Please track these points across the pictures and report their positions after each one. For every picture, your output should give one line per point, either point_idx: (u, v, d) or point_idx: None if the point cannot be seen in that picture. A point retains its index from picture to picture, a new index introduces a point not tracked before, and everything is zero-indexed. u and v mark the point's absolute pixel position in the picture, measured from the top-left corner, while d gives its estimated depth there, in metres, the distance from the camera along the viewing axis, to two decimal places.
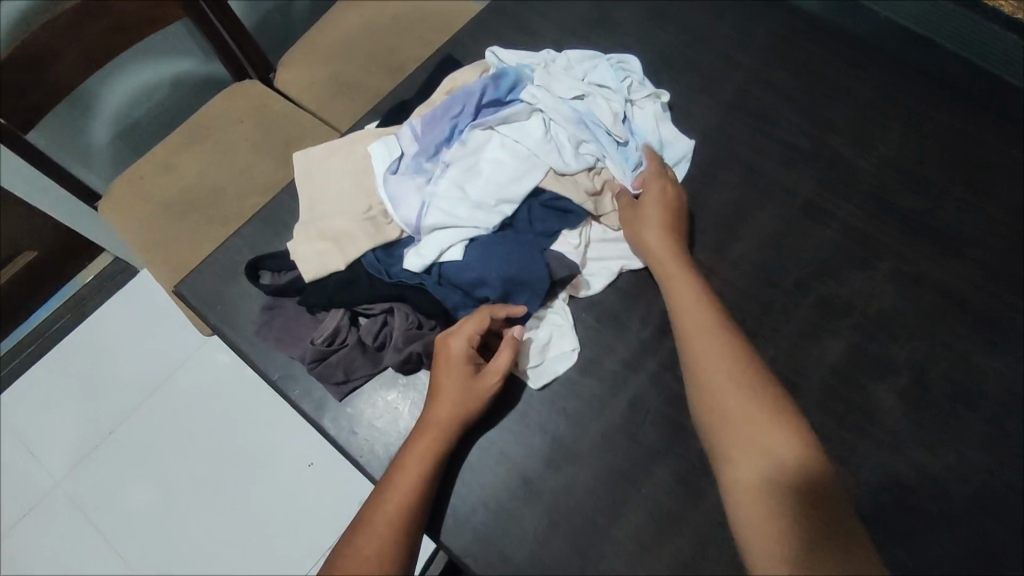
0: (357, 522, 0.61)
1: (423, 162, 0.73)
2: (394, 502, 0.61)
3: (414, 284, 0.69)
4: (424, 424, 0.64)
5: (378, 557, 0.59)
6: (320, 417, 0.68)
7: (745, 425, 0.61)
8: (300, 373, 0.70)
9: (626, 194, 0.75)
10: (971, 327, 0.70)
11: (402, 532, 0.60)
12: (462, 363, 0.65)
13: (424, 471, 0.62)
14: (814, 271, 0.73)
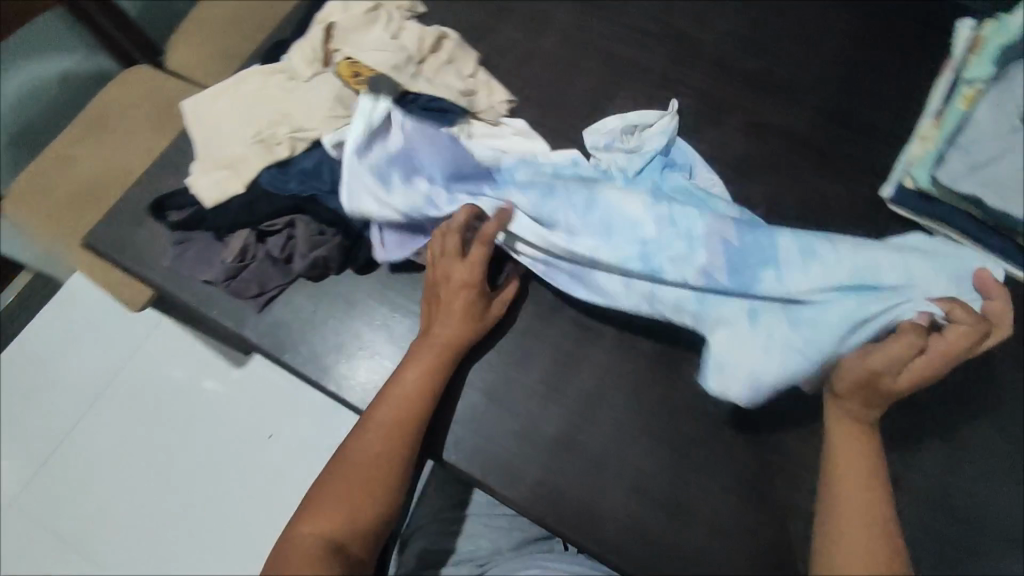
0: (361, 419, 0.67)
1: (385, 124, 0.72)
2: (397, 405, 0.66)
3: (311, 194, 0.74)
4: (428, 340, 0.69)
5: (379, 451, 0.64)
6: (241, 327, 0.74)
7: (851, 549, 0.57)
8: (217, 295, 0.75)
9: (901, 354, 0.59)
10: (807, 162, 0.81)
11: (404, 432, 0.65)
12: (466, 284, 0.68)
13: (426, 382, 0.67)
14: (674, 134, 0.83)
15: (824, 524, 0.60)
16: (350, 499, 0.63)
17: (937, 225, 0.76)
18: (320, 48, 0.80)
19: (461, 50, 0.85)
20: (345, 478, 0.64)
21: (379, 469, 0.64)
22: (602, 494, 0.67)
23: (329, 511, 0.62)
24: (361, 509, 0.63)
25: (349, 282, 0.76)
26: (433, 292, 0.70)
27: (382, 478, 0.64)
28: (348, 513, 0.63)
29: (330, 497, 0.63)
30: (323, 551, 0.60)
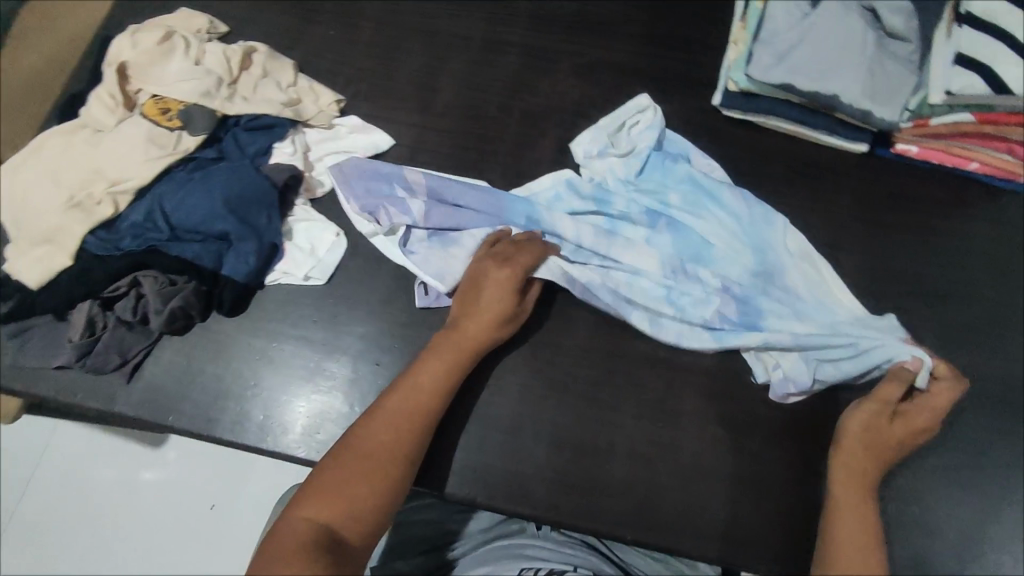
0: (374, 409, 0.62)
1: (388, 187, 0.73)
2: (415, 399, 0.62)
3: (149, 246, 0.69)
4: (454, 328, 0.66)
5: (394, 444, 0.59)
6: (113, 404, 0.68)
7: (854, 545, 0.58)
8: (78, 378, 0.69)
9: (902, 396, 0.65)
10: (640, 90, 0.84)
11: (417, 427, 0.61)
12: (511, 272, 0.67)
13: (449, 381, 0.64)
14: (510, 94, 0.84)
15: (824, 556, 0.58)
16: (354, 486, 0.56)
17: (766, 117, 0.80)
18: (119, 92, 0.74)
19: (275, 59, 0.81)
20: (353, 463, 0.57)
21: (388, 463, 0.58)
22: (522, 459, 0.67)
23: (330, 501, 0.55)
24: (361, 502, 0.56)
25: (218, 326, 0.72)
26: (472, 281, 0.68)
27: (394, 472, 0.58)
28: (352, 501, 0.55)
29: (330, 486, 0.56)
30: (321, 542, 0.52)
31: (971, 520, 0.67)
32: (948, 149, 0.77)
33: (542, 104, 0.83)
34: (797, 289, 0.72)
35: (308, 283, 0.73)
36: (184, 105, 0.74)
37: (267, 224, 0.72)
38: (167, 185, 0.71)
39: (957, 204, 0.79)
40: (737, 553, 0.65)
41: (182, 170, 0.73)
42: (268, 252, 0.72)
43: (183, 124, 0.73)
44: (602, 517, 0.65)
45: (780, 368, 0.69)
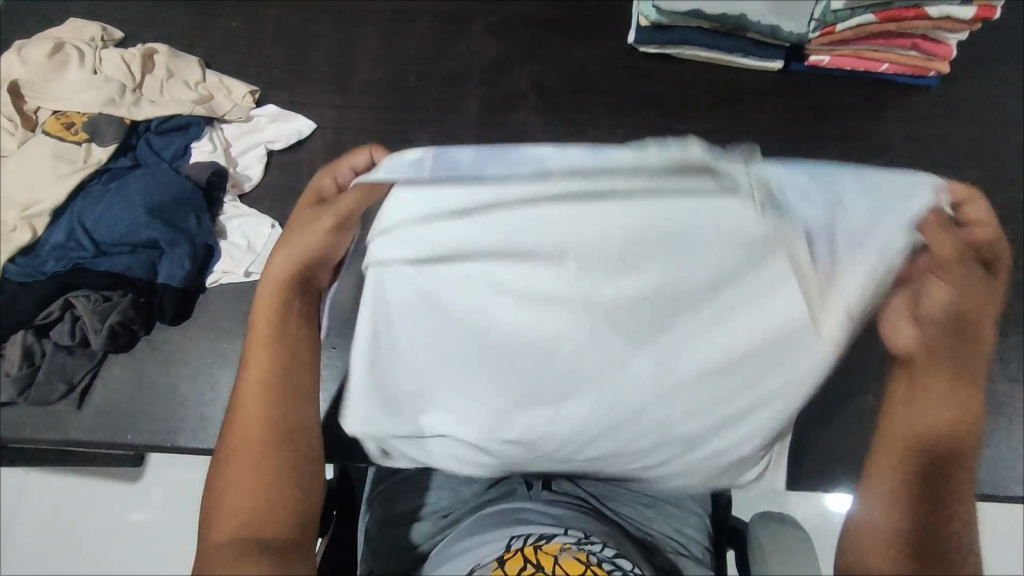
0: (229, 412, 0.55)
1: None
2: (261, 372, 0.55)
3: (75, 266, 0.67)
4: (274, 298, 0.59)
5: (257, 433, 0.52)
6: (67, 433, 0.66)
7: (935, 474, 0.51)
8: (25, 413, 0.67)
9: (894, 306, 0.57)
10: (556, 39, 0.84)
11: (269, 404, 0.54)
12: (314, 205, 0.65)
13: (281, 343, 0.57)
14: (427, 60, 0.83)
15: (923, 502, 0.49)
16: (250, 489, 0.50)
17: (682, 48, 0.80)
18: (16, 113, 0.71)
19: (177, 58, 0.78)
20: (233, 475, 0.51)
21: (269, 448, 0.52)
22: None
23: (241, 509, 0.49)
24: (264, 501, 0.50)
25: (163, 336, 0.69)
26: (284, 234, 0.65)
27: (283, 452, 0.52)
28: (249, 506, 0.49)
29: (226, 501, 0.50)
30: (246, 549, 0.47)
31: None
32: (859, 54, 0.79)
33: (460, 66, 0.82)
34: (769, 320, 0.52)
35: (251, 278, 0.71)
36: (88, 116, 0.71)
37: (197, 225, 0.70)
38: (84, 201, 0.69)
39: (874, 106, 0.81)
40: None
41: (96, 184, 0.70)
42: (203, 253, 0.70)
43: (91, 136, 0.70)
44: None
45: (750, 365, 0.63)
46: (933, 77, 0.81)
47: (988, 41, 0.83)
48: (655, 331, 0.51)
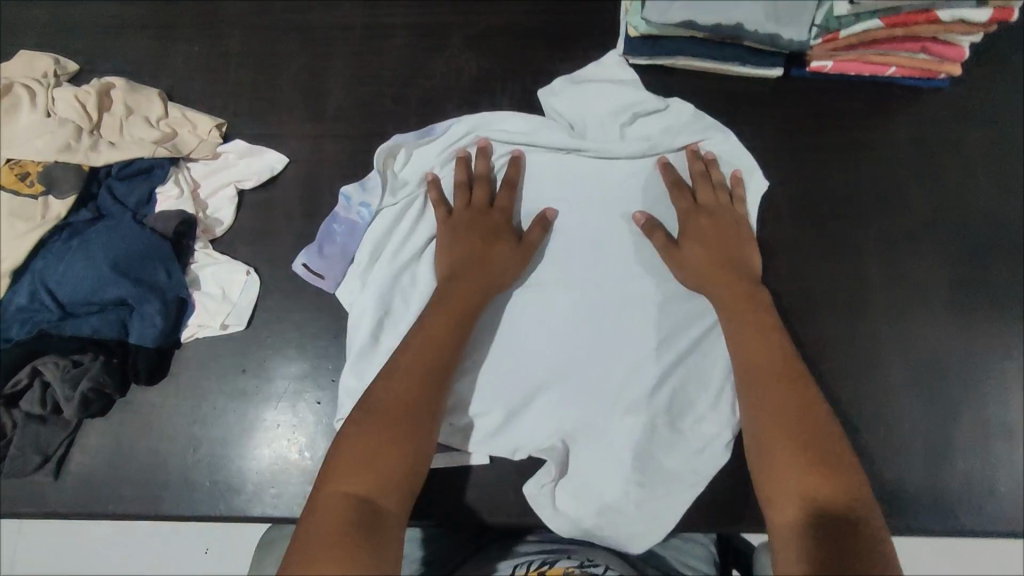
0: (384, 371, 0.58)
1: (421, 138, 0.71)
2: (441, 343, 0.59)
3: (41, 330, 0.63)
4: (450, 283, 0.64)
5: (410, 405, 0.55)
6: (46, 504, 0.64)
7: (771, 398, 0.56)
8: (1, 483, 0.64)
9: (714, 231, 0.66)
10: (541, 51, 0.79)
11: (435, 389, 0.57)
12: (481, 193, 0.69)
13: (461, 326, 0.61)
14: (403, 81, 0.77)
15: (761, 441, 0.55)
16: (382, 461, 0.51)
17: (673, 58, 0.75)
18: None
19: (136, 92, 0.73)
20: (370, 436, 0.52)
21: (416, 420, 0.54)
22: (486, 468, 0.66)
23: (369, 469, 0.51)
24: (395, 467, 0.52)
25: (141, 398, 0.67)
26: (443, 220, 0.68)
27: (421, 428, 0.54)
28: (372, 475, 0.51)
29: (362, 453, 0.51)
30: (360, 517, 0.49)
31: (937, 431, 0.68)
32: (863, 58, 0.73)
33: (439, 85, 0.77)
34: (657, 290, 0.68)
35: (228, 331, 0.68)
36: (43, 164, 0.67)
37: (167, 278, 0.66)
38: (46, 260, 0.65)
39: (880, 113, 0.76)
40: (717, 517, 0.65)
41: (56, 240, 0.66)
42: (176, 307, 0.66)
43: (47, 188, 0.66)
44: None
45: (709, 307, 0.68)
46: (943, 79, 0.76)
47: (1002, 37, 0.78)
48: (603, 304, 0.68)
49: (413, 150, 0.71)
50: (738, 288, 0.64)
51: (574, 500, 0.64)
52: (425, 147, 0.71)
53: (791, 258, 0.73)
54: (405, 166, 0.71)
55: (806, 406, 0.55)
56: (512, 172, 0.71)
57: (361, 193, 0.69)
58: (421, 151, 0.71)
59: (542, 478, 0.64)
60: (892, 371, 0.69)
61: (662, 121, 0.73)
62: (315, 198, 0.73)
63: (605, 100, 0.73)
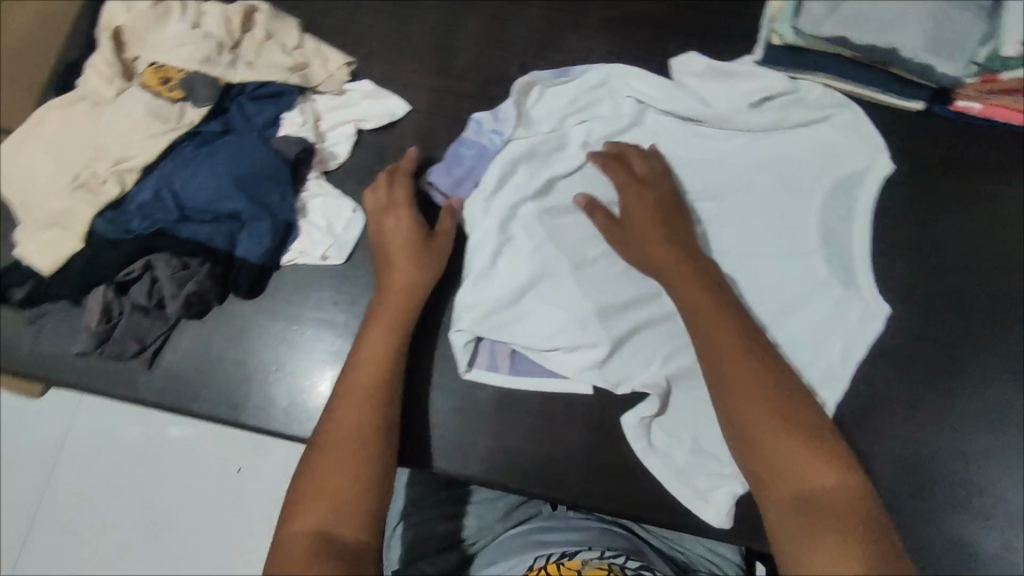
0: (338, 392, 0.61)
1: (556, 78, 0.75)
2: (373, 366, 0.61)
3: (159, 228, 0.66)
4: (671, 249, 0.65)
5: (359, 423, 0.58)
6: (136, 390, 0.68)
7: (755, 421, 0.56)
8: (98, 364, 0.68)
9: (653, 236, 0.66)
10: (674, 45, 0.78)
11: (381, 399, 0.60)
12: (659, 165, 0.71)
13: (392, 351, 0.62)
14: (532, 53, 0.78)
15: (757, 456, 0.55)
16: (327, 492, 0.54)
17: (813, 74, 0.74)
18: (115, 61, 0.70)
19: (277, 19, 0.75)
20: (322, 466, 0.56)
21: (356, 451, 0.57)
22: (552, 444, 0.67)
23: (319, 502, 0.54)
24: (341, 494, 0.54)
25: (235, 310, 0.70)
26: (626, 180, 0.69)
27: (370, 460, 0.57)
28: (336, 492, 0.54)
29: (307, 493, 0.55)
30: (324, 546, 0.51)
31: (1013, 500, 0.67)
32: (1016, 106, 0.71)
33: (568, 62, 0.78)
34: (756, 285, 0.71)
35: (327, 262, 0.70)
36: (184, 72, 0.69)
37: (281, 200, 0.68)
38: (174, 163, 0.68)
39: (1017, 167, 0.73)
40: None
41: (186, 146, 0.69)
42: (282, 232, 0.68)
43: (185, 95, 0.69)
44: (635, 500, 0.65)
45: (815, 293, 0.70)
46: None
47: None
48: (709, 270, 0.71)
49: (546, 87, 0.75)
50: (689, 289, 0.63)
51: (670, 440, 0.65)
52: (559, 86, 0.75)
53: (893, 298, 0.71)
54: (537, 101, 0.75)
55: (796, 422, 0.56)
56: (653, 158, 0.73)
57: (494, 119, 0.73)
58: (555, 89, 0.75)
59: (645, 408, 0.65)
60: (969, 431, 0.68)
61: (787, 105, 0.74)
62: (428, 152, 0.75)
63: (732, 81, 0.74)
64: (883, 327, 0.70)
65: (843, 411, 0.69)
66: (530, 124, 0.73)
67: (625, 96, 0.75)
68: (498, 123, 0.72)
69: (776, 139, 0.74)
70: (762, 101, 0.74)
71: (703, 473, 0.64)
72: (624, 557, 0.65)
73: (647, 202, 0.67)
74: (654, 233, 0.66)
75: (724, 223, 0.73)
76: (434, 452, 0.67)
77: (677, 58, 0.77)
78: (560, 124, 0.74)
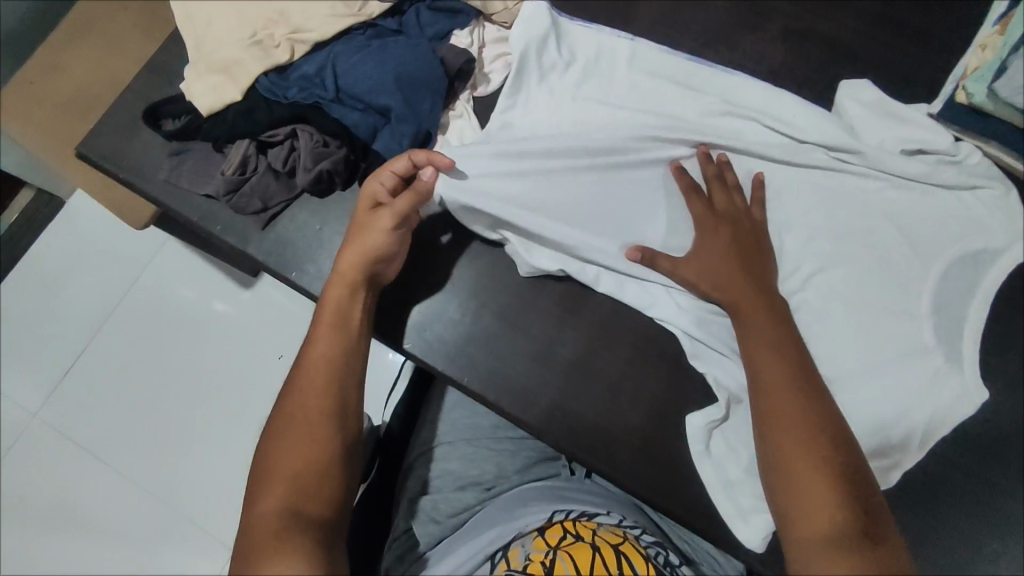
0: (297, 372, 0.63)
1: (712, 66, 0.75)
2: (327, 351, 0.63)
3: (313, 102, 0.69)
4: (749, 288, 0.65)
5: (319, 409, 0.61)
6: (246, 245, 0.71)
7: (792, 442, 0.58)
8: (219, 210, 0.72)
9: (722, 252, 0.66)
10: (849, 73, 0.76)
11: (342, 388, 0.62)
12: (741, 203, 0.70)
13: (347, 341, 0.64)
14: (703, 42, 0.78)
15: (782, 500, 0.57)
16: (291, 471, 0.58)
17: (981, 143, 0.71)
18: None
19: None
20: (282, 452, 0.59)
21: (320, 437, 0.60)
22: (611, 418, 0.67)
23: (286, 485, 0.57)
24: (303, 477, 0.58)
25: (355, 199, 0.73)
26: (704, 211, 0.68)
27: (331, 440, 0.60)
28: (306, 479, 0.58)
29: (272, 475, 0.58)
30: (288, 522, 0.55)
31: None
32: None
33: (736, 62, 0.77)
34: (861, 332, 0.68)
35: None
36: None
37: (430, 110, 0.69)
38: (344, 46, 0.70)
39: None
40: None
41: (359, 34, 0.71)
42: (422, 139, 0.70)
43: None
44: (675, 497, 0.65)
45: (922, 361, 0.67)
46: None
47: None
48: (815, 303, 0.69)
49: (699, 69, 0.75)
50: (743, 314, 0.64)
51: (723, 460, 0.65)
52: (715, 76, 0.75)
53: (997, 392, 0.68)
54: (683, 77, 0.75)
55: (838, 448, 0.58)
56: (754, 191, 0.71)
57: (634, 84, 0.75)
58: (709, 77, 0.75)
59: (710, 413, 0.65)
60: None
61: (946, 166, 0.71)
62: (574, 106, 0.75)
63: (895, 125, 0.72)
64: (978, 414, 0.67)
65: (906, 484, 0.67)
66: (670, 97, 0.74)
67: (783, 108, 0.73)
68: (637, 90, 0.75)
69: (927, 196, 0.71)
70: (914, 152, 0.71)
71: (752, 493, 0.63)
72: (639, 530, 0.69)
73: (731, 232, 0.67)
74: (726, 266, 0.66)
75: (851, 261, 0.70)
76: (499, 390, 0.68)
77: (848, 82, 0.74)
78: (700, 104, 0.73)
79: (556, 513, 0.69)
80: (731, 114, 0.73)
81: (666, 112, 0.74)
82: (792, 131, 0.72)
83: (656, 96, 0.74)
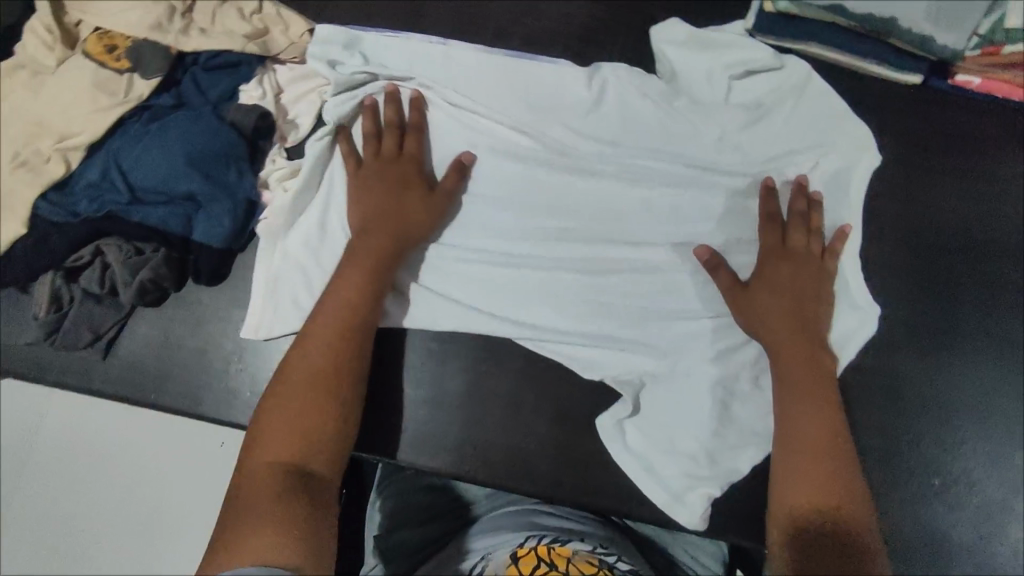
0: (308, 326, 0.59)
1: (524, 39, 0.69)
2: (352, 298, 0.60)
3: (108, 210, 0.62)
4: (804, 322, 0.62)
5: (325, 368, 0.57)
6: (91, 381, 0.65)
7: (799, 471, 0.57)
8: (50, 354, 0.65)
9: (757, 297, 0.62)
10: (660, 11, 0.73)
11: (352, 350, 0.58)
12: (817, 243, 0.64)
13: (367, 288, 0.60)
14: (508, 20, 0.73)
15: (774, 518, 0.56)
16: (295, 430, 0.54)
17: (806, 46, 0.70)
18: (56, 27, 0.64)
19: None
20: (282, 411, 0.55)
21: (324, 395, 0.56)
22: (524, 434, 0.65)
23: (290, 439, 0.54)
24: (308, 442, 0.54)
25: (195, 296, 0.67)
26: (774, 244, 0.64)
27: (336, 405, 0.56)
28: (307, 438, 0.54)
29: (273, 432, 0.54)
30: (287, 483, 0.51)
31: (996, 495, 0.66)
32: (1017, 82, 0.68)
33: (548, 32, 0.73)
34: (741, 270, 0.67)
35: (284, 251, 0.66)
36: (131, 41, 0.64)
37: (240, 180, 0.64)
38: (122, 140, 0.63)
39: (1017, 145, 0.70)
40: (758, 531, 0.63)
41: (135, 121, 0.64)
42: (243, 212, 0.64)
43: (133, 66, 0.64)
44: (608, 490, 0.64)
45: None
46: None
47: None
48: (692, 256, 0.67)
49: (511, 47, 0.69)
50: (784, 356, 0.61)
51: (645, 439, 0.63)
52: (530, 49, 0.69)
53: (884, 283, 0.68)
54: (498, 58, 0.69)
55: (842, 486, 0.56)
56: (606, 174, 0.68)
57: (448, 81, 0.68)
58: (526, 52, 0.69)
59: (618, 410, 0.64)
60: (960, 423, 0.66)
61: (779, 80, 0.69)
62: None
63: (720, 52, 0.69)
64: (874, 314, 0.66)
65: None
66: (490, 87, 0.68)
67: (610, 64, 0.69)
68: (454, 88, 0.68)
69: (770, 115, 0.68)
70: (745, 74, 0.69)
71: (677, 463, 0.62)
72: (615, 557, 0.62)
73: (794, 265, 0.63)
74: (778, 304, 0.62)
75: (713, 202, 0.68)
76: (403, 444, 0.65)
77: (659, 24, 0.71)
78: (519, 87, 0.69)
79: (528, 540, 0.63)
80: (555, 87, 0.69)
81: (490, 104, 0.68)
82: (621, 87, 0.69)
83: (474, 88, 0.68)
